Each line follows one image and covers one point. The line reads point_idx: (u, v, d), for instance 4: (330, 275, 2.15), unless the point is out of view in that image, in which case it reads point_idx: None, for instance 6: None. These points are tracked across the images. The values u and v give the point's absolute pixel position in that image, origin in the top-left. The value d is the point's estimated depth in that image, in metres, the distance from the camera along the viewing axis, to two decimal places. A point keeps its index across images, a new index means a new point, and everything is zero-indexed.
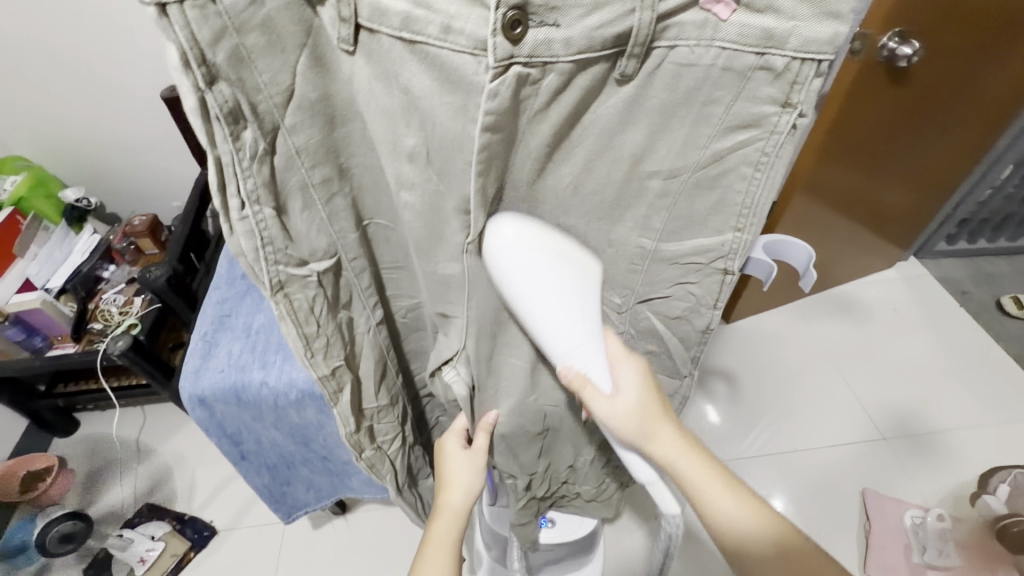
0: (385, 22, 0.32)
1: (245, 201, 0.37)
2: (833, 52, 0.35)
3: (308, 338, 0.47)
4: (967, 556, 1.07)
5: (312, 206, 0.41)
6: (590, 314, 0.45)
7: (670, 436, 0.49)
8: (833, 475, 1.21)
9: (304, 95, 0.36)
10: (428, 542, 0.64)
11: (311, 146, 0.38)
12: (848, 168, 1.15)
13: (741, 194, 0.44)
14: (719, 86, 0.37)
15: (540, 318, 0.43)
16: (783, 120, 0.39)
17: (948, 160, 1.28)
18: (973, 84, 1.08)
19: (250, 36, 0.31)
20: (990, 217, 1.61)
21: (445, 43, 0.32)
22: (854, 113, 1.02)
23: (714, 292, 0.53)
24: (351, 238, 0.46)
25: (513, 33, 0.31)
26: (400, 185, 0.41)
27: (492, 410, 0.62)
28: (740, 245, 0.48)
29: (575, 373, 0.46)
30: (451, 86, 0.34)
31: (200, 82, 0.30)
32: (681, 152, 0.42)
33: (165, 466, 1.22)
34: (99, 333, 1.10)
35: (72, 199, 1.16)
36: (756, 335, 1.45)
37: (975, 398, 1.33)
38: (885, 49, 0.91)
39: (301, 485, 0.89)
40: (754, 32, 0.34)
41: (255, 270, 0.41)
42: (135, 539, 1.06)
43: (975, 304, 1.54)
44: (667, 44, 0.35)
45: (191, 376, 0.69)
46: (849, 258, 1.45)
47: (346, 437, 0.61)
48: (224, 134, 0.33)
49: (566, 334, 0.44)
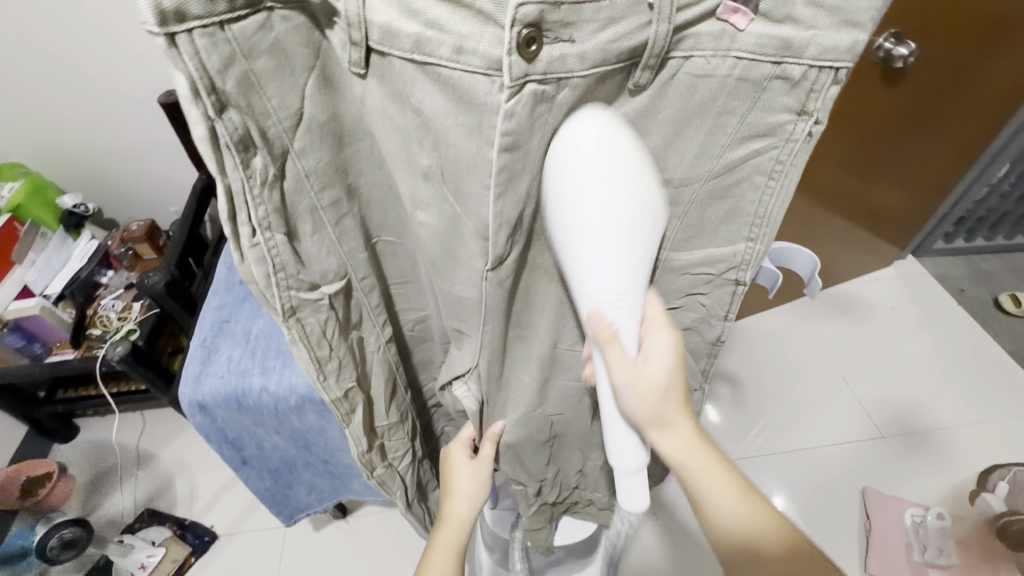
0: (396, 45, 0.31)
1: (256, 228, 0.36)
2: (853, 59, 0.34)
3: (321, 361, 0.47)
4: (967, 554, 1.08)
5: (321, 228, 0.41)
6: (636, 267, 0.39)
7: (684, 425, 0.47)
8: (833, 473, 1.21)
9: (314, 117, 0.36)
10: (433, 547, 0.65)
11: (320, 168, 0.38)
12: (846, 168, 1.16)
13: (754, 204, 0.44)
14: (735, 96, 0.37)
15: (578, 248, 0.37)
16: (798, 129, 0.39)
17: (948, 162, 1.29)
18: (973, 84, 1.08)
19: (259, 61, 0.31)
20: (988, 215, 1.61)
21: (457, 65, 0.31)
22: (852, 111, 1.03)
23: (725, 303, 0.51)
24: (361, 258, 0.46)
25: (528, 50, 0.29)
26: (416, 206, 0.41)
27: (497, 420, 0.62)
28: (752, 256, 0.47)
29: (605, 324, 0.41)
30: (465, 106, 0.33)
31: (210, 111, 0.30)
32: (695, 160, 0.41)
33: (166, 473, 1.21)
34: (98, 339, 1.10)
35: (71, 204, 1.16)
36: (754, 333, 1.45)
37: (975, 397, 1.33)
38: (882, 50, 0.93)
39: (303, 488, 0.89)
40: (772, 41, 0.34)
41: (265, 295, 0.41)
42: (135, 545, 1.08)
43: (973, 301, 1.54)
44: (683, 54, 0.34)
45: (191, 382, 0.70)
46: (848, 257, 1.46)
47: (359, 456, 0.60)
48: (235, 162, 0.32)
49: (601, 280, 0.38)
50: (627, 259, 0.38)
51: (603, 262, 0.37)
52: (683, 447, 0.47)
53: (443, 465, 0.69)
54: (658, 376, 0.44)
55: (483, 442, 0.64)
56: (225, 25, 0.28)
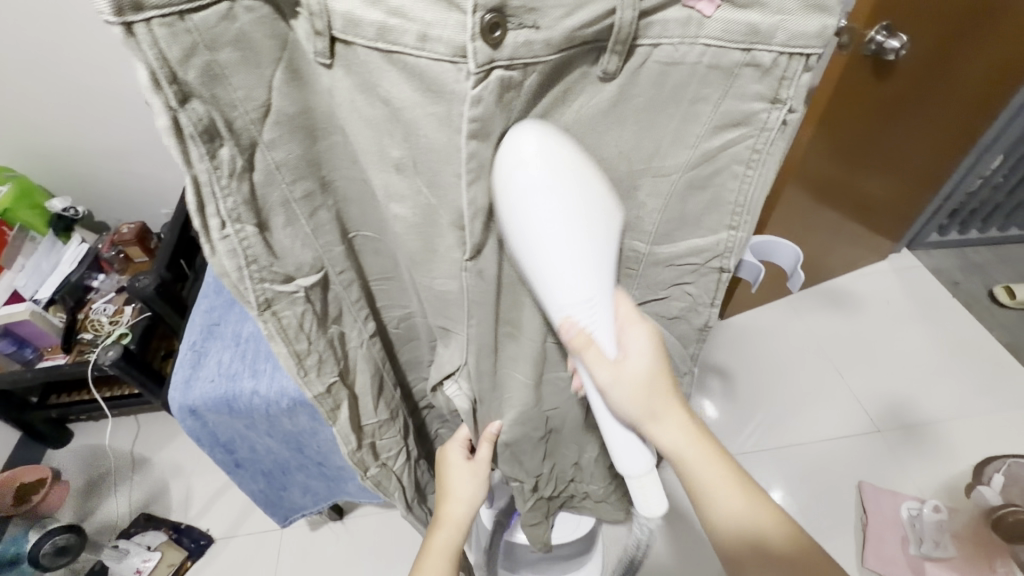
0: (359, 33, 0.31)
1: (226, 220, 0.36)
2: (822, 45, 0.34)
3: (300, 356, 0.47)
4: (962, 546, 1.09)
5: (295, 220, 0.40)
6: (603, 269, 0.40)
7: (673, 414, 0.49)
8: (830, 466, 1.21)
9: (281, 109, 0.34)
10: (426, 553, 0.64)
11: (291, 161, 0.37)
12: (837, 160, 1.15)
13: (734, 193, 0.43)
14: (706, 84, 0.37)
15: (541, 257, 0.38)
16: (773, 117, 0.38)
17: (937, 151, 1.29)
18: (960, 73, 1.08)
19: (223, 52, 0.30)
20: (980, 207, 1.61)
21: (423, 53, 0.31)
22: (845, 104, 1.01)
23: (711, 291, 0.51)
24: (338, 251, 0.45)
25: (492, 36, 0.30)
26: (390, 197, 0.40)
27: (495, 421, 0.61)
28: (735, 244, 0.47)
29: (577, 329, 0.42)
30: (434, 96, 0.33)
31: (172, 100, 0.29)
32: (670, 146, 0.41)
33: (161, 476, 1.21)
34: (89, 343, 1.09)
35: (59, 208, 1.14)
36: (747, 329, 1.45)
37: (968, 389, 1.33)
38: (873, 43, 0.90)
39: (298, 490, 0.88)
40: (739, 28, 0.34)
41: (240, 289, 0.40)
42: (131, 550, 1.06)
43: (966, 294, 1.54)
44: (651, 41, 0.34)
45: (181, 386, 0.69)
46: (840, 250, 1.46)
47: (349, 455, 0.60)
48: (200, 153, 0.32)
49: (572, 286, 0.40)
50: (594, 263, 0.39)
51: (572, 268, 0.39)
52: (674, 435, 0.48)
53: (439, 468, 0.69)
54: (638, 371, 0.47)
55: (482, 444, 0.64)
56: (185, 15, 0.27)
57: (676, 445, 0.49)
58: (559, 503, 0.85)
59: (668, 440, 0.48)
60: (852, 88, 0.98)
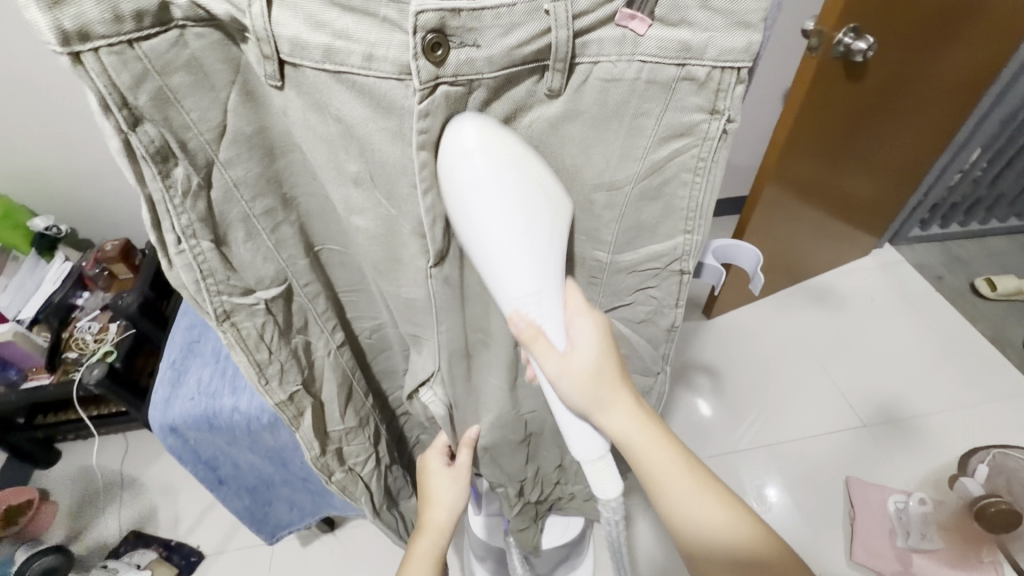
0: (306, 56, 0.32)
1: (181, 236, 0.37)
2: (750, 59, 0.36)
3: (261, 365, 0.48)
4: (947, 538, 1.11)
5: (255, 235, 0.41)
6: (546, 263, 0.40)
7: (620, 402, 0.47)
8: (819, 461, 1.22)
9: (238, 129, 0.36)
10: (408, 562, 0.64)
11: (249, 178, 0.38)
12: (817, 157, 1.16)
13: (685, 200, 0.44)
14: (647, 98, 0.38)
15: (485, 249, 0.38)
16: (713, 127, 0.39)
17: (916, 145, 1.30)
18: (933, 69, 1.10)
19: (175, 76, 0.31)
20: (961, 202, 1.63)
21: (370, 71, 0.32)
22: (823, 101, 1.02)
23: (674, 292, 0.52)
24: (302, 264, 0.46)
25: (434, 55, 0.32)
26: (350, 210, 0.41)
27: (475, 426, 0.64)
28: (692, 248, 0.47)
29: (527, 322, 0.42)
30: (384, 111, 0.34)
31: (122, 124, 0.31)
32: (619, 162, 0.42)
33: (153, 493, 1.21)
34: (74, 362, 1.08)
35: (42, 226, 1.13)
36: (732, 327, 1.46)
37: (952, 380, 1.35)
38: (841, 45, 0.91)
39: (283, 505, 0.88)
40: (673, 44, 0.35)
41: (196, 301, 0.42)
42: (120, 568, 1.04)
43: (949, 287, 1.56)
44: (589, 60, 0.35)
45: (161, 406, 0.69)
46: (825, 247, 1.48)
47: (313, 461, 0.60)
48: (153, 173, 0.33)
49: (515, 278, 0.39)
50: (535, 256, 0.39)
51: (514, 261, 0.38)
52: (624, 424, 0.47)
53: (421, 479, 0.69)
54: (588, 367, 0.45)
55: (460, 450, 0.65)
56: (134, 43, 0.29)
57: (625, 434, 0.47)
58: (547, 505, 0.85)
59: (622, 433, 0.47)
60: (827, 87, 0.99)
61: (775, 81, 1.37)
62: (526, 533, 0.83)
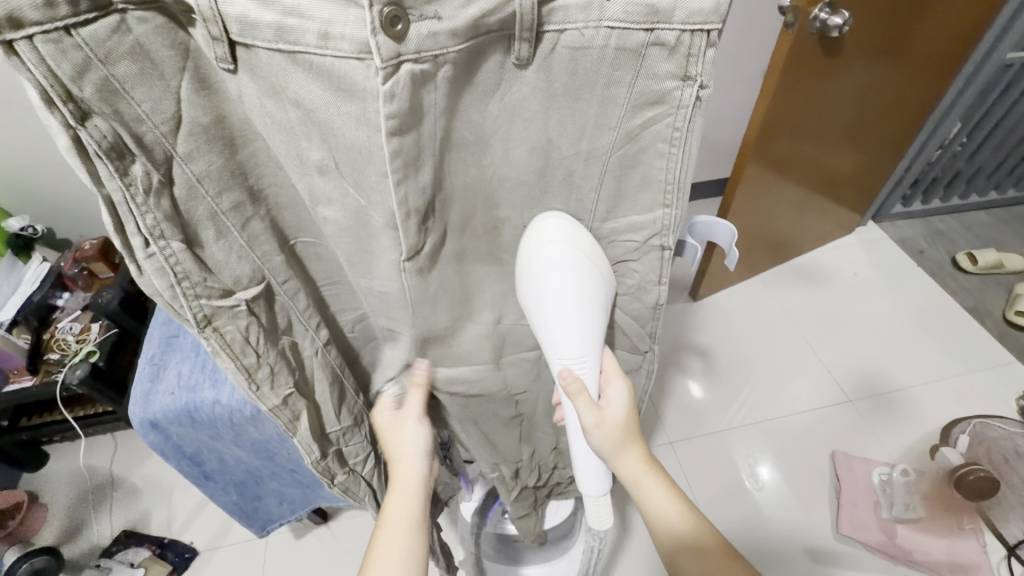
0: (258, 35, 0.31)
1: (148, 238, 0.36)
2: (720, 20, 0.36)
3: (250, 370, 0.46)
4: (930, 507, 1.14)
5: (226, 233, 0.40)
6: (591, 336, 0.50)
7: (634, 451, 0.57)
8: (808, 438, 1.24)
9: (195, 120, 0.35)
10: (382, 525, 0.58)
11: (212, 171, 0.38)
12: (800, 134, 1.16)
13: (663, 170, 0.44)
14: (617, 66, 0.38)
15: (552, 318, 0.48)
16: (686, 94, 0.39)
17: (896, 120, 1.31)
18: (910, 40, 1.10)
19: (120, 65, 0.31)
20: (941, 176, 1.64)
21: (327, 51, 0.32)
22: (801, 79, 1.01)
23: (656, 269, 0.52)
24: (278, 260, 0.45)
25: (394, 30, 0.30)
26: (317, 200, 0.41)
27: (421, 359, 0.53)
28: (671, 222, 0.48)
29: (574, 376, 0.51)
30: (344, 95, 0.33)
31: (69, 119, 0.30)
32: (594, 133, 0.42)
33: (144, 492, 1.20)
34: (56, 363, 1.07)
35: (17, 227, 1.11)
36: (716, 311, 1.47)
37: (935, 353, 1.37)
38: (817, 20, 0.91)
39: (273, 499, 0.88)
40: (640, 8, 0.35)
41: (176, 308, 0.41)
42: (112, 568, 1.06)
43: (932, 262, 1.58)
44: (556, 28, 0.35)
45: (141, 401, 0.68)
46: (807, 226, 1.49)
47: (313, 466, 0.60)
48: (110, 171, 0.32)
49: (564, 341, 0.49)
50: (584, 326, 0.49)
51: (568, 328, 0.48)
52: (637, 471, 0.57)
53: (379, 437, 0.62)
54: (616, 418, 0.55)
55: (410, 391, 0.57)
56: (72, 30, 0.28)
57: (635, 478, 0.57)
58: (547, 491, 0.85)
59: (634, 477, 0.57)
60: (805, 62, 0.98)
61: (751, 60, 1.37)
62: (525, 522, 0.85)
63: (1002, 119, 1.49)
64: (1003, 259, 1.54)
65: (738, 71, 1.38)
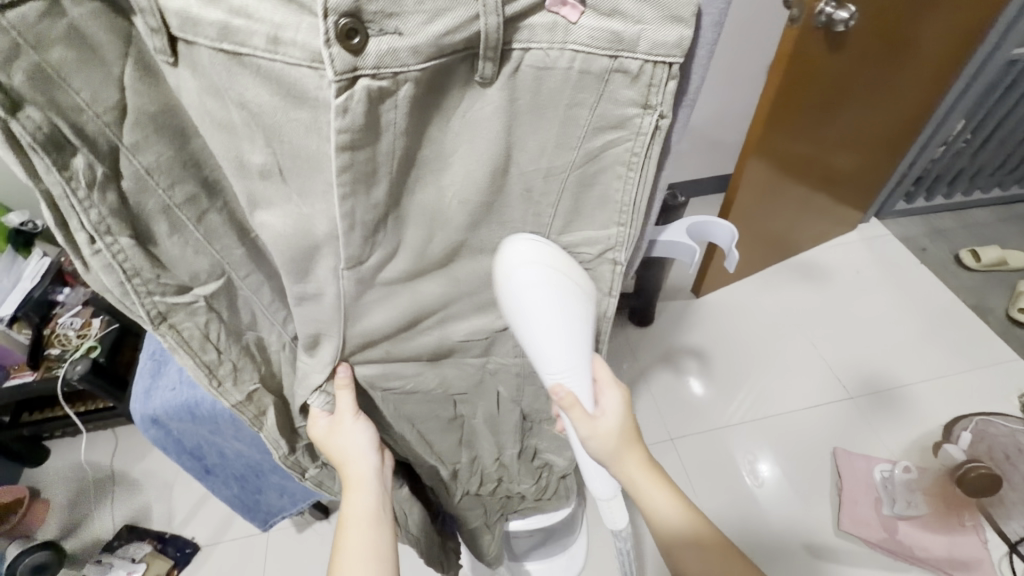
0: (200, 32, 0.30)
1: (93, 234, 0.35)
2: (681, 55, 0.36)
3: (210, 366, 0.46)
4: (932, 504, 1.14)
5: (181, 228, 0.39)
6: (580, 351, 0.50)
7: (632, 455, 0.56)
8: (807, 435, 1.24)
9: (140, 108, 0.34)
10: (344, 524, 0.59)
11: (162, 163, 0.36)
12: (803, 130, 1.15)
13: (619, 192, 0.44)
14: (581, 88, 0.38)
15: (539, 342, 0.48)
16: (646, 121, 0.40)
17: (898, 120, 1.31)
18: (916, 40, 1.10)
19: (53, 51, 0.29)
20: (944, 173, 1.63)
21: (276, 56, 0.31)
22: (804, 75, 1.01)
23: (606, 283, 0.51)
24: (238, 255, 0.43)
25: (351, 43, 0.30)
26: (255, 205, 0.39)
27: (340, 362, 0.51)
28: (625, 239, 0.47)
29: (566, 393, 0.51)
30: (295, 101, 0.33)
31: (0, 109, 0.29)
32: (555, 151, 0.41)
33: (144, 487, 1.20)
34: (57, 359, 1.06)
35: (16, 222, 1.11)
36: (709, 310, 1.46)
37: (935, 351, 1.37)
38: (823, 15, 0.90)
39: (274, 492, 0.87)
40: (605, 35, 0.35)
41: (127, 304, 0.41)
42: (114, 563, 1.06)
43: (933, 260, 1.58)
44: (521, 46, 0.35)
45: (142, 397, 0.68)
46: (806, 224, 1.48)
47: (282, 460, 0.60)
48: (46, 164, 0.31)
49: (552, 360, 0.49)
50: (570, 344, 0.48)
51: (557, 348, 0.48)
52: (635, 472, 0.56)
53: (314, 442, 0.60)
54: (611, 427, 0.55)
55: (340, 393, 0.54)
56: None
57: (631, 479, 0.56)
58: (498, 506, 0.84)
59: (631, 481, 0.57)
60: (806, 61, 0.98)
61: (754, 56, 1.35)
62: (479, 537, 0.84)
63: (1006, 117, 1.48)
64: (1005, 256, 1.53)
65: (741, 67, 1.37)
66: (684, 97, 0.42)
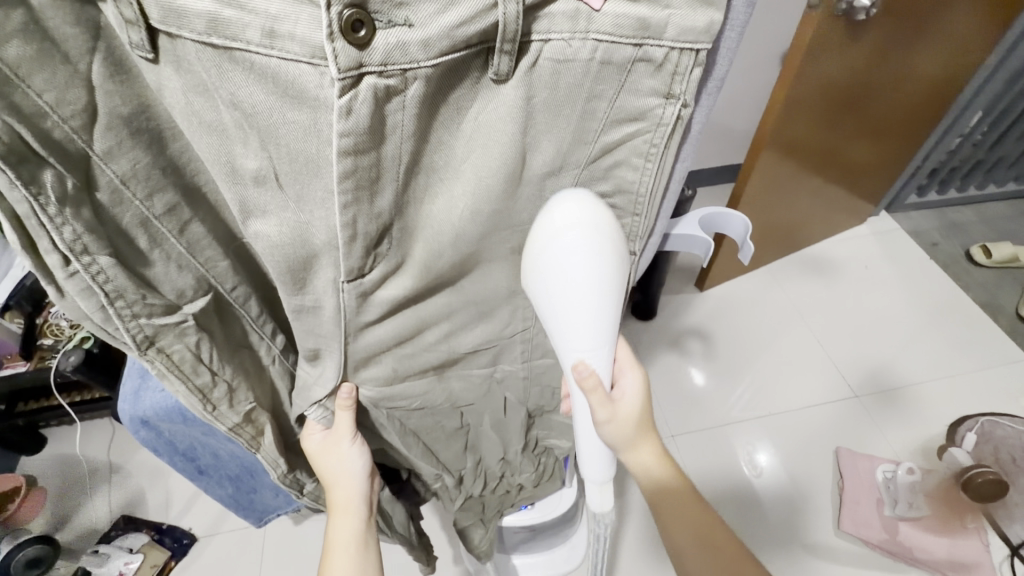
0: (186, 26, 0.26)
1: (66, 254, 0.32)
2: (709, 40, 0.34)
3: (204, 391, 0.43)
4: (933, 505, 1.13)
5: (161, 241, 0.36)
6: (603, 329, 0.44)
7: (647, 447, 0.55)
8: (812, 431, 1.22)
9: (112, 110, 0.30)
10: (331, 549, 0.58)
11: (139, 171, 0.33)
12: (818, 121, 1.11)
13: (635, 184, 0.41)
14: (601, 80, 0.34)
15: (563, 316, 0.42)
16: (667, 112, 0.37)
17: (915, 111, 1.27)
18: (936, 32, 1.06)
19: (10, 47, 0.25)
20: (960, 166, 1.59)
21: (273, 52, 0.27)
22: (822, 64, 0.96)
23: None
24: (223, 267, 0.40)
25: (356, 36, 0.27)
26: (247, 213, 0.35)
27: (344, 382, 0.48)
28: (639, 231, 0.44)
29: (588, 371, 0.45)
30: (294, 101, 0.29)
31: None
32: (570, 148, 0.38)
33: (142, 477, 1.19)
34: (50, 349, 1.04)
35: None
36: (712, 304, 1.43)
37: (942, 348, 1.35)
38: (845, 3, 0.86)
39: (268, 492, 0.86)
40: (630, 21, 0.32)
41: (108, 330, 0.37)
42: (112, 553, 1.05)
43: (943, 256, 1.55)
44: (540, 37, 0.31)
45: (130, 397, 0.64)
46: (818, 217, 1.44)
47: (281, 479, 0.57)
48: (10, 180, 0.28)
49: (579, 336, 0.43)
50: (600, 323, 0.43)
51: (583, 322, 0.42)
52: (647, 461, 0.56)
53: (308, 458, 0.58)
54: (631, 415, 0.52)
55: (339, 412, 0.52)
56: None
57: (646, 470, 0.56)
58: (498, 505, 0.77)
59: (642, 469, 0.56)
60: (826, 49, 0.94)
61: (768, 44, 1.31)
62: (471, 534, 0.77)
63: None
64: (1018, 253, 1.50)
65: (750, 59, 1.33)
66: (705, 91, 0.40)
